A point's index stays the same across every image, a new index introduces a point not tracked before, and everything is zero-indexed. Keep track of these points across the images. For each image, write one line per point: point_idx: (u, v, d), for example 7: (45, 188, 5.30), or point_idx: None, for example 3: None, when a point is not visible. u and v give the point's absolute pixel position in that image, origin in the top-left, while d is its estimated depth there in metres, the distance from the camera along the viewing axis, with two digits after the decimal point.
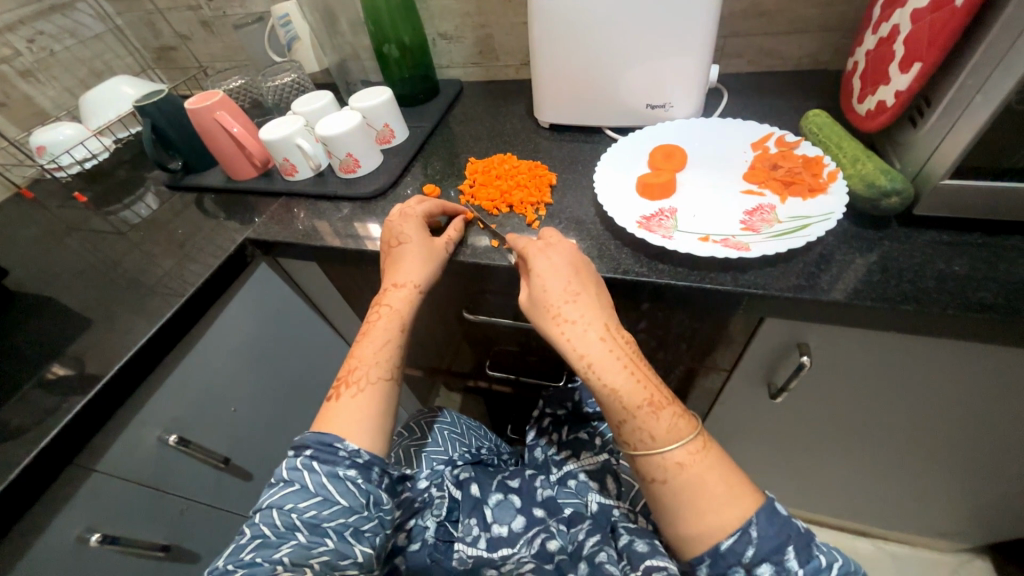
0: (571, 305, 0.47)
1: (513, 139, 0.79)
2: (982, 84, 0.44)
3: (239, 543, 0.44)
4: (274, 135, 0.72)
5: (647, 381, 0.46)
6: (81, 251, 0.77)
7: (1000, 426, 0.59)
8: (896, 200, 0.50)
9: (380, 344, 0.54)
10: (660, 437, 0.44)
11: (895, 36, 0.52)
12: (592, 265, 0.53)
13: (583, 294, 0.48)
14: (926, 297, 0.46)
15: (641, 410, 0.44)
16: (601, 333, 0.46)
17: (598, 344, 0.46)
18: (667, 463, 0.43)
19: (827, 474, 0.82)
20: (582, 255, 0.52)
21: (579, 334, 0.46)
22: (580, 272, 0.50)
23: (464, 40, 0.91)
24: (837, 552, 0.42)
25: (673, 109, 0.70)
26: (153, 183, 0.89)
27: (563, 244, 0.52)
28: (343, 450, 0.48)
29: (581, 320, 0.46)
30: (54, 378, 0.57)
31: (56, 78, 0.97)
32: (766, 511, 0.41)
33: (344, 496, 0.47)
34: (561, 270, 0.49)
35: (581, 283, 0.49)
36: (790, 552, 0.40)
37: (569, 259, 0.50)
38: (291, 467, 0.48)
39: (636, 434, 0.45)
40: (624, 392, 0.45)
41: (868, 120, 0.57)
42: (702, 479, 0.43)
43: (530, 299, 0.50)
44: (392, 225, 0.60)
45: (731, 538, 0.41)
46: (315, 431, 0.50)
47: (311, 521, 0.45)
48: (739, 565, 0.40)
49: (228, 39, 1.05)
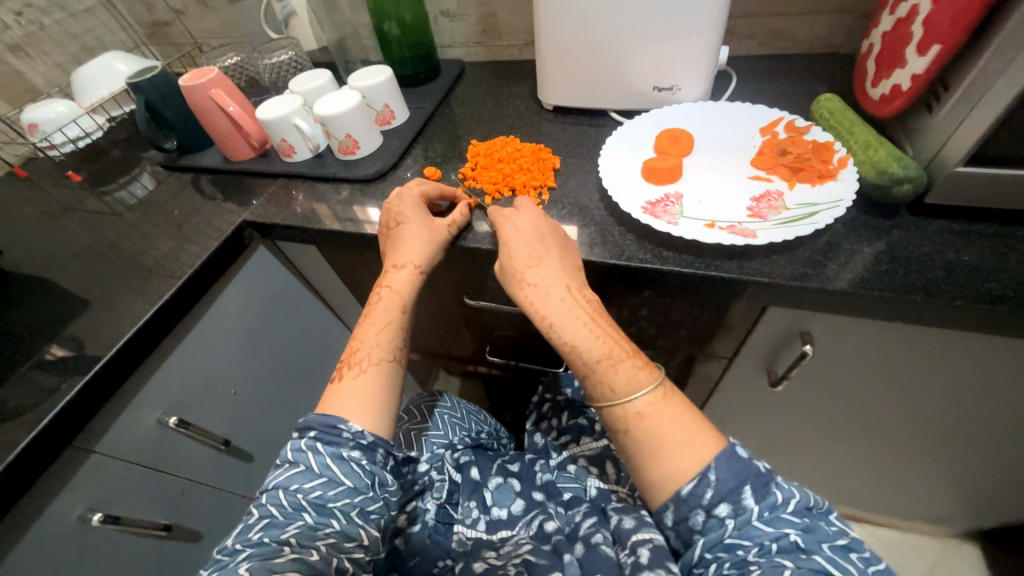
0: (533, 268, 0.49)
1: (516, 121, 0.77)
2: (1004, 67, 0.42)
3: (248, 523, 0.44)
4: (271, 114, 0.70)
5: (609, 338, 0.47)
6: (76, 231, 0.76)
7: (1001, 417, 0.59)
8: (908, 187, 0.49)
9: (381, 326, 0.54)
10: (621, 390, 0.44)
11: (912, 16, 0.50)
12: (561, 229, 0.53)
13: (545, 256, 0.50)
14: (934, 287, 0.45)
15: (603, 366, 0.45)
16: (563, 295, 0.48)
17: (558, 305, 0.47)
18: (627, 413, 0.44)
19: (824, 460, 0.82)
20: (552, 220, 0.53)
21: (540, 296, 0.48)
22: (545, 237, 0.51)
23: (466, 17, 0.88)
24: (796, 489, 0.42)
25: (681, 92, 0.68)
26: (149, 163, 0.87)
27: (530, 209, 0.54)
28: (347, 432, 0.48)
29: (543, 283, 0.48)
30: (52, 359, 0.56)
31: (47, 53, 0.94)
32: (725, 453, 0.41)
33: (349, 476, 0.47)
34: (524, 234, 0.51)
35: (545, 246, 0.50)
36: (747, 492, 0.40)
37: (533, 222, 0.52)
38: (296, 448, 0.48)
39: (597, 388, 0.46)
40: (585, 349, 0.46)
41: (882, 104, 0.55)
42: (659, 428, 0.43)
43: (498, 266, 0.52)
44: (391, 207, 0.59)
45: (691, 483, 0.41)
46: (319, 413, 0.50)
47: (317, 502, 0.46)
48: (700, 508, 0.40)
49: (223, 14, 1.01)
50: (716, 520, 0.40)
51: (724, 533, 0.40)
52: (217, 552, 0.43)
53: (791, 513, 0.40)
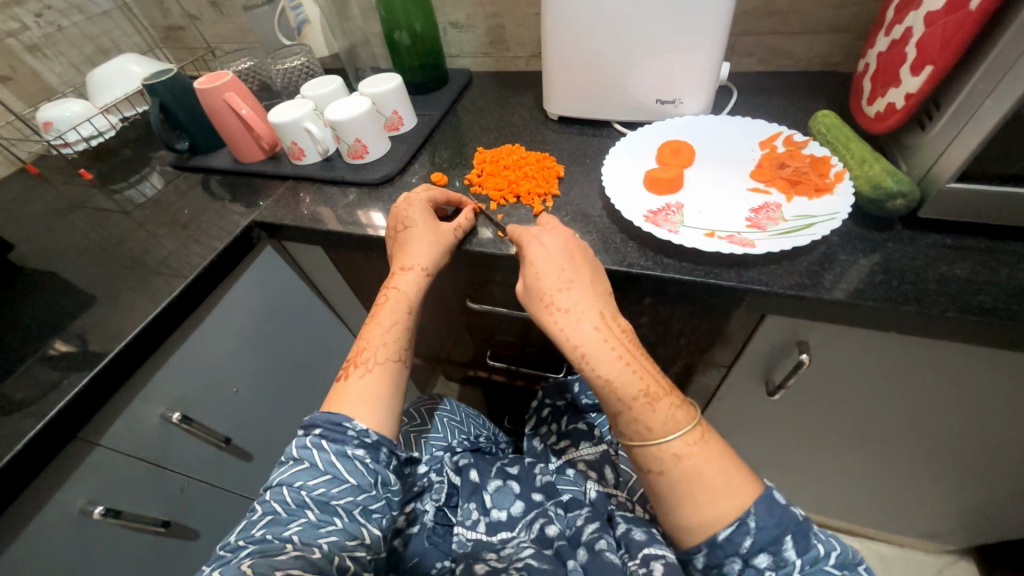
0: (564, 292, 0.48)
1: (521, 130, 0.79)
2: (992, 89, 0.44)
3: (251, 519, 0.45)
4: (283, 117, 0.72)
5: (643, 372, 0.46)
6: (85, 228, 0.77)
7: (994, 430, 0.59)
8: (902, 202, 0.50)
9: (387, 327, 0.55)
10: (657, 428, 0.44)
11: (907, 38, 0.53)
12: (591, 252, 0.53)
13: (578, 281, 0.48)
14: (927, 298, 0.47)
15: (637, 401, 0.45)
16: (596, 322, 0.47)
17: (591, 333, 0.46)
18: (663, 453, 0.44)
19: (820, 472, 0.83)
20: (581, 242, 0.53)
21: (572, 322, 0.47)
22: (575, 260, 0.50)
23: (475, 29, 0.91)
24: (834, 541, 0.41)
25: (683, 105, 0.70)
26: (159, 163, 0.89)
27: (559, 230, 0.53)
28: (352, 430, 0.49)
29: (575, 309, 0.47)
30: (60, 352, 0.57)
31: (63, 53, 0.96)
32: (764, 501, 0.41)
33: (352, 474, 0.48)
34: (555, 257, 0.50)
35: (576, 270, 0.49)
36: (788, 543, 0.40)
37: (564, 245, 0.51)
38: (301, 446, 0.49)
39: (632, 425, 0.45)
40: (619, 384, 0.45)
41: (877, 121, 0.57)
42: (697, 471, 0.43)
43: (525, 288, 0.51)
44: (398, 210, 0.60)
45: (729, 528, 0.40)
46: (325, 411, 0.50)
47: (320, 499, 0.46)
48: (738, 557, 0.40)
49: (237, 20, 1.04)
50: (754, 569, 0.40)
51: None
52: (220, 548, 0.43)
53: (834, 566, 0.39)
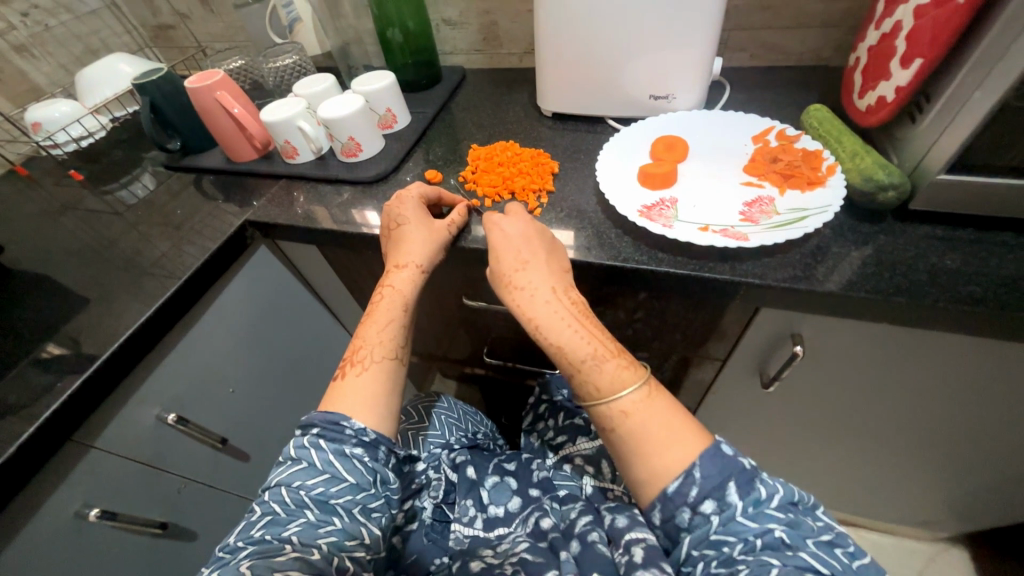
0: (519, 270, 0.50)
1: (516, 127, 0.79)
2: (980, 82, 0.44)
3: (250, 520, 0.45)
4: (276, 116, 0.71)
5: (595, 338, 0.47)
6: (77, 230, 0.77)
7: (987, 419, 0.60)
8: (892, 194, 0.51)
9: (382, 325, 0.55)
10: (606, 389, 0.45)
11: (896, 32, 0.53)
12: (549, 233, 0.55)
13: (532, 259, 0.51)
14: (918, 289, 0.47)
15: (587, 365, 0.46)
16: (548, 295, 0.49)
17: (543, 305, 0.48)
18: (612, 411, 0.44)
19: (815, 463, 0.84)
20: (540, 224, 0.55)
21: (526, 296, 0.49)
22: (531, 239, 0.53)
23: (468, 26, 0.90)
24: (780, 484, 0.42)
25: (676, 100, 0.70)
26: (151, 163, 0.88)
27: (518, 213, 0.55)
28: (350, 429, 0.49)
29: (530, 286, 0.49)
30: (53, 355, 0.57)
31: (51, 53, 0.95)
32: (708, 450, 0.42)
33: (351, 473, 0.48)
34: (511, 238, 0.52)
35: (531, 249, 0.52)
36: (731, 489, 0.40)
37: (520, 227, 0.53)
38: (299, 445, 0.48)
39: (583, 388, 0.46)
40: (571, 350, 0.46)
41: (868, 115, 0.57)
42: (644, 426, 0.43)
43: (488, 270, 0.53)
44: (391, 209, 0.60)
45: (676, 479, 0.41)
46: (322, 411, 0.50)
47: (320, 498, 0.46)
48: (687, 506, 0.41)
49: (228, 18, 1.03)
50: (701, 516, 0.40)
51: (710, 530, 0.40)
52: (219, 550, 0.43)
53: (775, 508, 0.40)
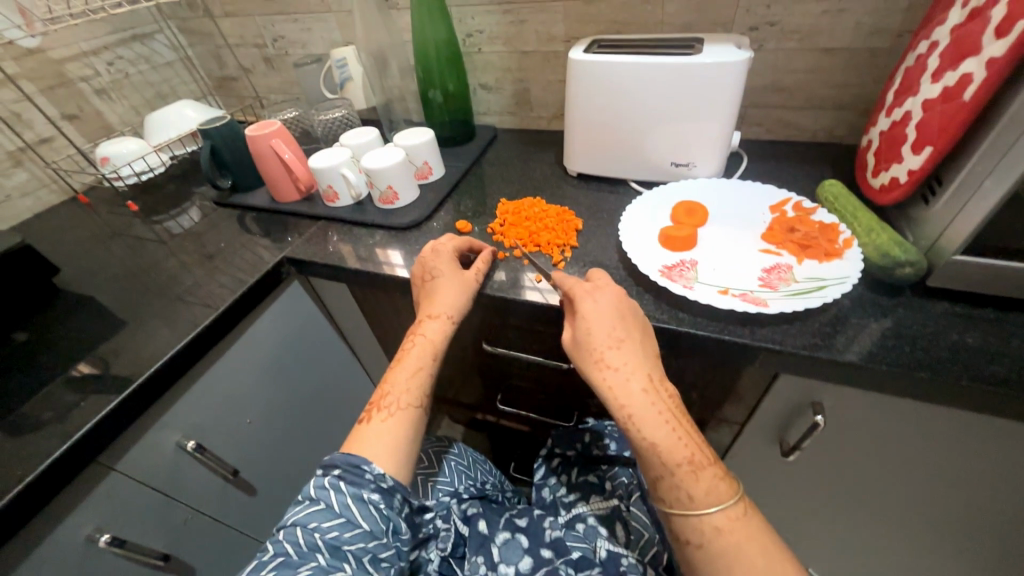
0: (615, 351, 0.47)
1: (542, 184, 0.84)
2: (990, 171, 0.47)
3: (262, 560, 0.44)
4: (323, 163, 0.77)
5: (688, 439, 0.45)
6: (125, 256, 0.82)
7: (1020, 507, 0.58)
8: (910, 270, 0.52)
9: (411, 371, 0.56)
10: (699, 498, 0.43)
11: (907, 120, 0.57)
12: (639, 311, 0.53)
13: (628, 340, 0.48)
14: (940, 365, 0.48)
15: (681, 468, 0.44)
16: (644, 384, 0.46)
17: (640, 395, 0.46)
18: (703, 525, 0.43)
19: (838, 541, 0.79)
20: (631, 301, 0.53)
21: (620, 381, 0.46)
22: (625, 318, 0.50)
23: (503, 91, 0.98)
24: None
25: (696, 168, 0.74)
26: (200, 198, 0.94)
27: (610, 288, 0.53)
28: (369, 474, 0.49)
29: (625, 368, 0.47)
30: (90, 375, 0.59)
31: (126, 97, 1.06)
32: None
33: (366, 519, 0.48)
34: (606, 315, 0.50)
35: (627, 329, 0.49)
36: None
37: (615, 304, 0.51)
38: (319, 485, 0.49)
39: (673, 492, 0.44)
40: (664, 448, 0.44)
41: (882, 193, 0.60)
42: (739, 548, 0.42)
43: (574, 342, 0.51)
44: (426, 260, 0.63)
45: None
46: (344, 452, 0.51)
47: (333, 543, 0.45)
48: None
49: (285, 74, 1.14)
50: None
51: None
52: None
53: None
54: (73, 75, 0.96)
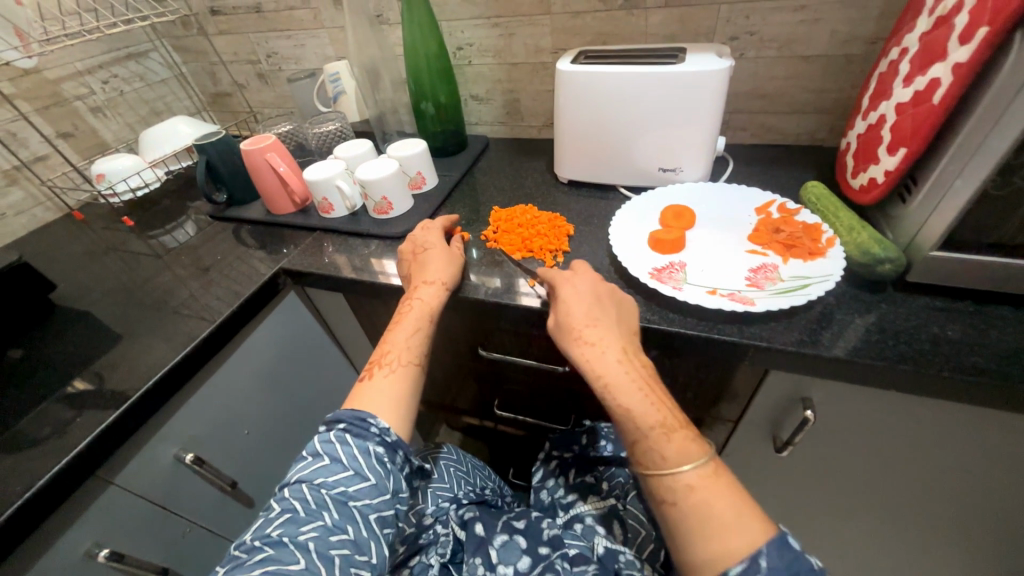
0: (591, 328, 0.50)
1: (534, 192, 0.86)
2: (960, 171, 0.49)
3: (268, 517, 0.45)
4: (318, 176, 0.79)
5: (661, 404, 0.47)
6: (121, 271, 0.82)
7: (1009, 496, 0.59)
8: (890, 267, 0.54)
9: (412, 329, 0.57)
10: (671, 457, 0.43)
11: (882, 123, 0.59)
12: (617, 296, 0.56)
13: (603, 319, 0.51)
14: (922, 358, 0.49)
15: (653, 430, 0.45)
16: (618, 355, 0.49)
17: (614, 364, 0.48)
18: (676, 484, 0.43)
19: (834, 536, 0.80)
20: (610, 287, 0.56)
21: (596, 353, 0.49)
22: (601, 301, 0.54)
23: (493, 101, 1.01)
24: None
25: (683, 173, 0.76)
26: (195, 212, 0.95)
27: (589, 274, 0.57)
28: (374, 427, 0.49)
29: (599, 343, 0.49)
30: (87, 390, 0.59)
31: (121, 114, 1.07)
32: (777, 543, 0.39)
33: (372, 472, 0.48)
34: (582, 297, 0.53)
35: (602, 309, 0.53)
36: None
37: (591, 287, 0.55)
38: (324, 441, 0.49)
39: (646, 453, 0.45)
40: (638, 412, 0.46)
41: (862, 193, 0.62)
42: (710, 503, 0.41)
43: (555, 325, 0.54)
44: (419, 236, 0.68)
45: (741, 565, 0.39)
46: (349, 408, 0.51)
47: (340, 498, 0.46)
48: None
49: (279, 89, 1.16)
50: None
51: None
52: (236, 547, 0.44)
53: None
54: (68, 94, 0.97)
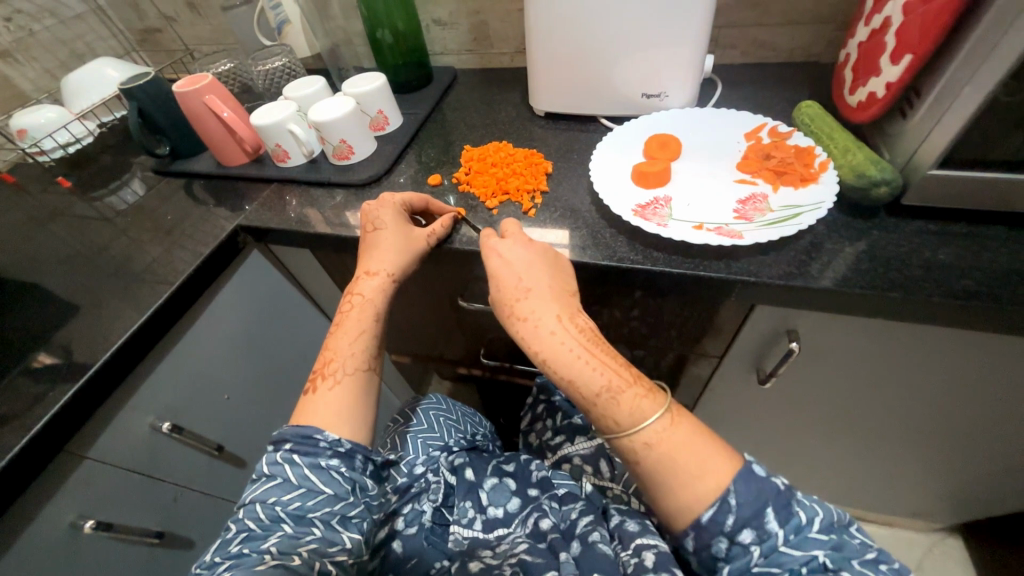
0: (522, 301, 0.48)
1: (508, 128, 0.79)
2: (970, 77, 0.44)
3: (226, 538, 0.43)
4: (267, 120, 0.71)
5: (606, 367, 0.45)
6: (66, 237, 0.76)
7: (979, 410, 0.61)
8: (885, 190, 0.51)
9: (354, 335, 0.54)
10: (623, 421, 0.43)
11: (886, 27, 0.53)
12: (552, 253, 0.52)
13: (533, 286, 0.48)
14: (912, 284, 0.47)
15: (601, 397, 0.44)
16: (554, 325, 0.47)
17: (550, 338, 0.46)
18: (635, 444, 0.43)
19: (811, 456, 0.85)
20: (542, 245, 0.52)
21: (531, 330, 0.47)
22: (532, 264, 0.50)
23: (458, 26, 0.90)
24: (818, 506, 0.41)
25: (668, 98, 0.70)
26: (140, 168, 0.87)
27: (516, 235, 0.52)
28: (323, 442, 0.47)
29: (532, 317, 0.47)
30: (40, 367, 0.56)
31: (36, 58, 0.95)
32: (743, 479, 0.40)
33: (328, 484, 0.47)
34: (510, 264, 0.50)
35: (533, 275, 0.49)
36: (769, 515, 0.39)
37: (519, 251, 0.51)
38: (271, 461, 0.47)
39: (601, 421, 0.45)
40: (582, 382, 0.45)
41: (859, 111, 0.57)
42: (669, 456, 0.42)
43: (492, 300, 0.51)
44: (370, 211, 0.59)
45: (710, 508, 0.40)
46: (293, 425, 0.49)
47: (296, 513, 0.45)
48: (723, 535, 0.39)
49: (216, 21, 1.02)
50: (740, 546, 0.39)
51: (750, 560, 0.39)
52: (195, 567, 0.41)
53: (818, 532, 0.39)
54: None
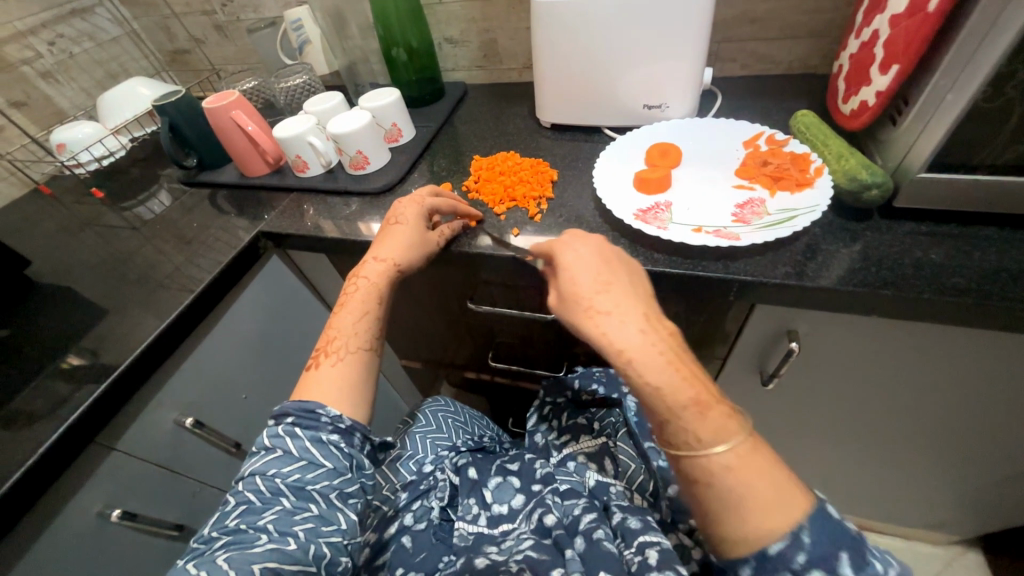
0: (603, 295, 0.44)
1: (516, 138, 0.82)
2: (953, 84, 0.47)
3: (225, 510, 0.45)
4: (287, 133, 0.75)
5: (695, 379, 0.41)
6: (98, 244, 0.80)
7: (982, 412, 0.62)
8: (877, 193, 0.53)
9: (358, 316, 0.57)
10: (707, 439, 0.38)
11: (875, 40, 0.56)
12: (627, 257, 0.50)
13: (614, 283, 0.45)
14: (904, 282, 0.49)
15: (687, 409, 0.39)
16: (640, 324, 0.42)
17: (637, 336, 0.41)
18: (713, 465, 0.38)
19: (819, 461, 0.84)
20: (615, 249, 0.50)
21: (613, 325, 0.42)
22: (610, 263, 0.47)
23: (469, 43, 0.95)
24: (890, 558, 0.38)
25: (669, 109, 0.73)
26: (167, 180, 0.92)
27: (591, 237, 0.50)
28: (325, 417, 0.50)
29: (616, 310, 0.42)
30: (75, 363, 0.60)
31: (74, 78, 1.01)
32: (818, 517, 0.37)
33: (328, 458, 0.48)
34: (587, 261, 0.47)
35: (612, 273, 0.46)
36: (844, 560, 0.36)
37: (596, 250, 0.48)
38: (272, 435, 0.49)
39: (680, 436, 0.39)
40: (669, 390, 0.40)
41: (852, 119, 0.60)
42: (751, 483, 0.38)
43: (558, 295, 0.47)
44: (398, 207, 0.63)
45: (780, 543, 0.36)
46: (296, 400, 0.51)
47: (296, 484, 0.46)
48: (790, 573, 0.36)
49: (240, 42, 1.08)
50: None
51: None
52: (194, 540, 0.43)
53: None
54: (14, 58, 0.91)
